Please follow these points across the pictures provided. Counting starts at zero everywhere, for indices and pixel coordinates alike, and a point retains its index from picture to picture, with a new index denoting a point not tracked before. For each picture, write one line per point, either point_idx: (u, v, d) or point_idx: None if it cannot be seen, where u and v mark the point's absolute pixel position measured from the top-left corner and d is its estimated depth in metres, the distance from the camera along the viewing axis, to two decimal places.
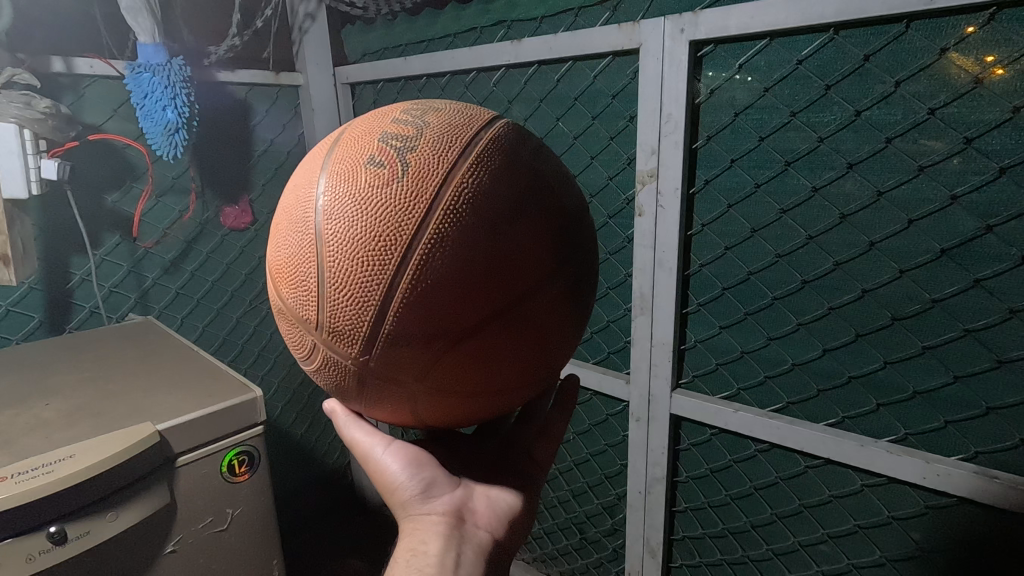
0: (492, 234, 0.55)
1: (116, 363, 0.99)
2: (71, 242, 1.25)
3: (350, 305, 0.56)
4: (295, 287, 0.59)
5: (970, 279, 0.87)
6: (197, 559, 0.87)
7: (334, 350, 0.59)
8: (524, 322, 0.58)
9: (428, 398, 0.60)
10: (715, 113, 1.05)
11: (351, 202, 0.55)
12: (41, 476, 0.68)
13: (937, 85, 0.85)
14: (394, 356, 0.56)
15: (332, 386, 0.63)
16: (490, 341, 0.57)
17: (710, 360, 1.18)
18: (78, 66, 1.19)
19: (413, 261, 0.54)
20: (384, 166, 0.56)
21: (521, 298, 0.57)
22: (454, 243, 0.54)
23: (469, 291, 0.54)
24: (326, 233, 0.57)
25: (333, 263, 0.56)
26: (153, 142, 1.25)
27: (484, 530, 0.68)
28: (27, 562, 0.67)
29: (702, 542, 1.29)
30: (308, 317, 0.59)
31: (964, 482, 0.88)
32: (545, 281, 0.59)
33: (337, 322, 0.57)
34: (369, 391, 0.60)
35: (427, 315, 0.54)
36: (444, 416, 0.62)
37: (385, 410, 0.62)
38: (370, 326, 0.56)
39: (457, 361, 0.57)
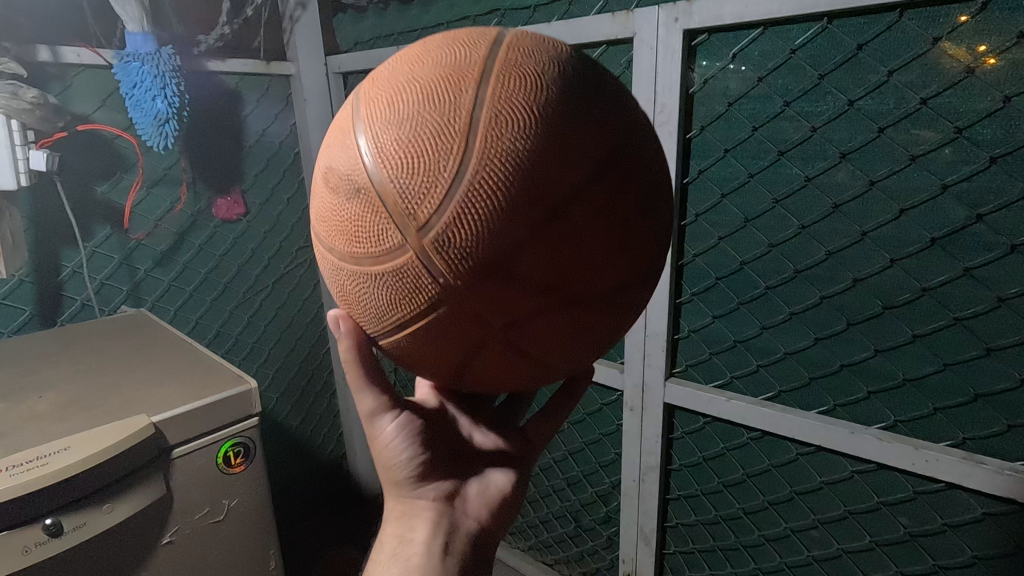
0: (640, 217, 0.55)
1: (109, 356, 0.99)
2: (61, 234, 1.24)
3: (483, 221, 0.50)
4: (412, 175, 0.51)
5: (960, 268, 0.88)
6: (193, 550, 0.87)
7: (430, 261, 0.52)
8: (613, 312, 0.58)
9: (501, 350, 0.56)
10: (708, 103, 1.05)
11: (527, 116, 0.51)
12: (36, 468, 0.68)
13: (929, 74, 0.85)
14: (498, 296, 0.52)
15: (395, 299, 0.55)
16: (586, 316, 0.56)
17: (703, 350, 1.19)
18: (65, 56, 1.17)
19: (578, 207, 0.51)
20: (571, 104, 0.53)
21: (628, 288, 0.58)
22: (612, 209, 0.53)
23: (603, 262, 0.53)
24: (485, 134, 0.50)
25: (482, 171, 0.50)
26: (143, 134, 1.23)
27: (471, 518, 0.68)
28: (24, 553, 0.67)
29: (696, 529, 1.31)
30: (416, 215, 0.51)
31: (953, 468, 0.89)
32: (644, 285, 0.61)
33: (458, 233, 0.50)
34: (444, 321, 0.54)
35: (562, 267, 0.52)
36: (498, 377, 0.60)
37: (442, 348, 0.57)
38: (493, 253, 0.50)
39: (552, 323, 0.55)
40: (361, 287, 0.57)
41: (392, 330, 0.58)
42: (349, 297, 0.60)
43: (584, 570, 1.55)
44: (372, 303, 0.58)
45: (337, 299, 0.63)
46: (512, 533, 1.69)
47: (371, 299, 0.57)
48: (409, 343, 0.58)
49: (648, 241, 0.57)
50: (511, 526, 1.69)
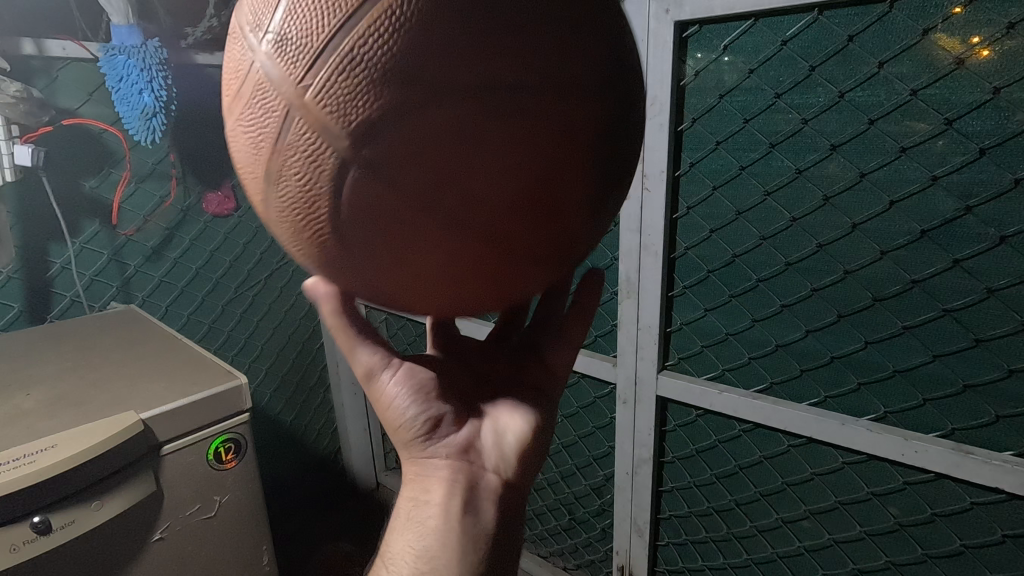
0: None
1: (99, 352, 0.98)
2: (48, 230, 1.23)
3: (321, 12, 0.45)
4: (299, 0, 0.47)
5: (949, 260, 0.89)
6: (185, 546, 0.87)
7: (313, 87, 0.45)
8: (516, 130, 0.45)
9: (364, 173, 0.45)
10: (699, 95, 1.05)
11: None
12: (24, 466, 0.67)
13: (919, 66, 0.85)
14: (339, 89, 0.44)
15: (255, 141, 0.50)
16: (510, 155, 0.45)
17: (695, 342, 1.19)
18: (50, 49, 1.14)
19: (477, 3, 0.43)
20: None
21: (528, 91, 0.45)
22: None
23: (469, 35, 0.43)
24: None
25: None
26: (130, 128, 1.23)
27: (489, 470, 0.62)
28: (12, 551, 0.67)
29: (688, 521, 1.32)
30: (295, 38, 0.46)
31: (940, 458, 0.90)
32: (564, 97, 0.46)
33: (294, 28, 0.46)
34: (333, 161, 0.46)
35: (408, 37, 0.43)
36: (377, 232, 0.47)
37: (304, 187, 0.48)
38: (331, 40, 0.45)
39: (462, 157, 0.44)
40: (233, 149, 0.52)
41: (264, 189, 0.51)
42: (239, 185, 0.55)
43: (578, 562, 1.55)
44: (246, 166, 0.52)
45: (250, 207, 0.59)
46: (531, 540, 1.65)
47: (244, 162, 0.52)
48: (281, 199, 0.50)
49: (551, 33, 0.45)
50: (531, 533, 1.65)
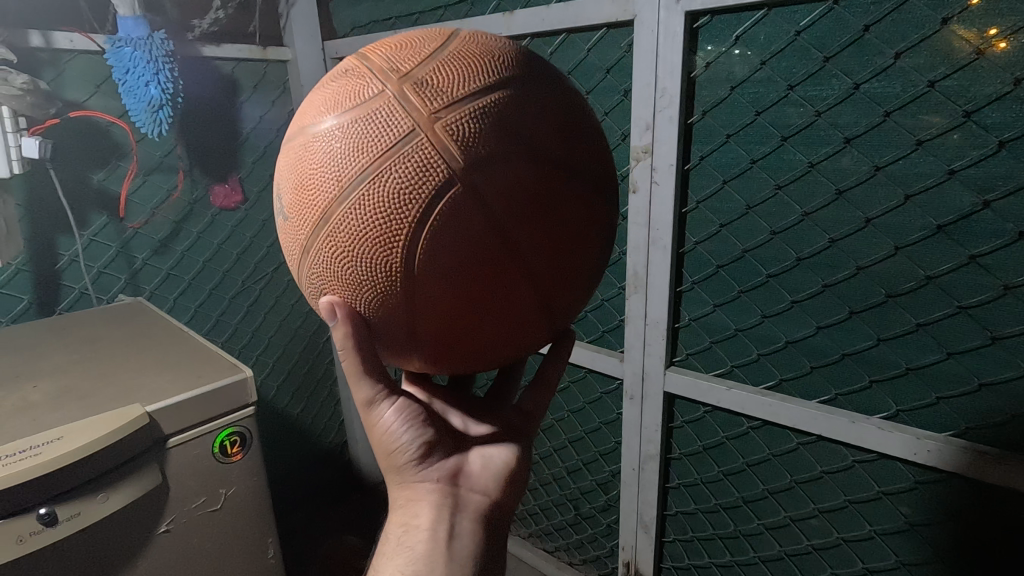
0: (600, 134, 0.63)
1: (105, 345, 0.98)
2: (57, 222, 1.23)
3: (462, 70, 0.55)
4: (436, 74, 0.55)
5: (965, 256, 0.87)
6: (192, 539, 0.87)
7: (453, 145, 0.52)
8: (591, 212, 0.60)
9: (465, 201, 0.52)
10: (710, 87, 1.03)
11: (528, 56, 0.60)
12: (28, 459, 0.67)
13: (937, 56, 0.83)
14: (470, 129, 0.53)
15: (357, 145, 0.54)
16: (587, 228, 0.59)
17: (703, 338, 1.18)
18: (57, 41, 1.15)
19: (574, 120, 0.59)
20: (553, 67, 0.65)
21: (590, 189, 0.60)
22: (575, 106, 0.61)
23: (568, 136, 0.58)
24: (498, 57, 0.58)
25: (465, 46, 0.58)
26: (137, 121, 1.22)
27: (478, 492, 0.67)
28: (18, 543, 0.68)
29: (695, 518, 1.31)
30: (436, 103, 0.53)
31: (954, 457, 0.88)
32: (604, 206, 0.62)
33: (436, 75, 0.55)
34: (464, 208, 0.52)
35: (533, 121, 0.55)
36: (456, 255, 0.53)
37: (397, 196, 0.52)
38: (470, 92, 0.54)
39: (565, 223, 0.57)
40: (327, 143, 0.55)
41: (350, 188, 0.54)
42: (303, 176, 0.57)
43: (584, 557, 1.55)
44: (329, 163, 0.55)
45: (288, 199, 0.59)
46: (540, 534, 1.64)
47: (329, 158, 0.55)
48: (364, 200, 0.53)
49: (605, 154, 0.63)
50: (539, 527, 1.64)
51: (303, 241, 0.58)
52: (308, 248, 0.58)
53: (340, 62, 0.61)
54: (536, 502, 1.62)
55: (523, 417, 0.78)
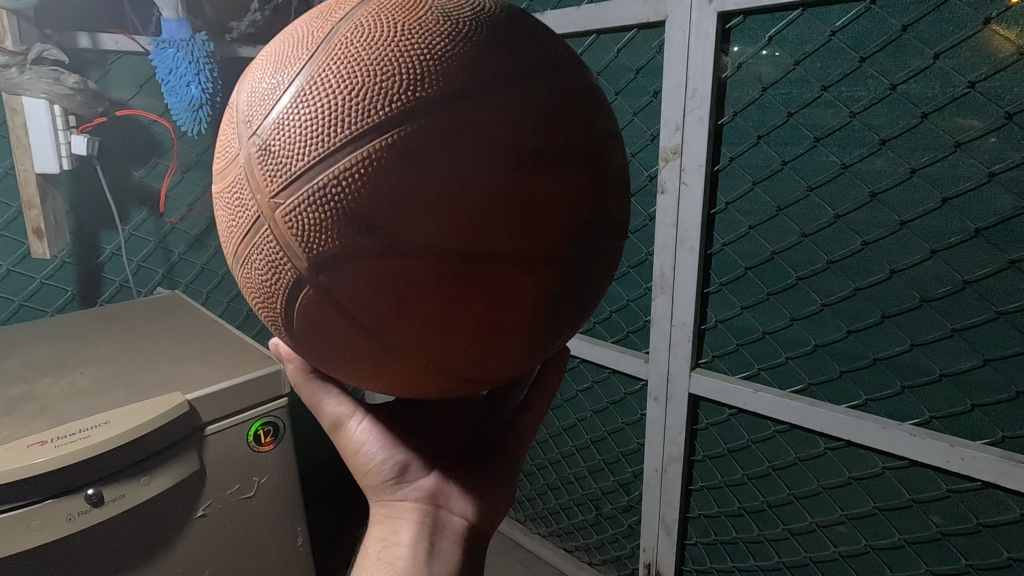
0: (512, 169, 0.46)
1: (147, 335, 1.02)
2: (101, 217, 1.28)
3: (304, 135, 0.47)
4: (280, 144, 0.48)
5: (1005, 260, 0.85)
6: (225, 523, 0.89)
7: (293, 238, 0.48)
8: (480, 292, 0.48)
9: (316, 297, 0.49)
10: (741, 88, 1.02)
11: (401, 78, 0.45)
12: (79, 440, 0.71)
13: (977, 56, 0.81)
14: (306, 220, 0.47)
15: (230, 223, 0.53)
16: (475, 312, 0.48)
17: (730, 340, 1.17)
18: (104, 42, 1.19)
19: (444, 177, 0.44)
20: (458, 64, 0.46)
21: (476, 259, 0.46)
22: (461, 143, 0.45)
23: (436, 202, 0.44)
24: (353, 101, 0.46)
25: (320, 82, 0.47)
26: (178, 119, 1.27)
27: (458, 513, 0.65)
28: (67, 521, 0.71)
29: (718, 521, 1.30)
30: (274, 189, 0.48)
31: (989, 466, 0.86)
32: (514, 271, 0.48)
33: (279, 140, 0.48)
34: (314, 305, 0.50)
35: (377, 202, 0.45)
36: (324, 342, 0.52)
37: (263, 283, 0.52)
38: (307, 169, 0.46)
39: (429, 316, 0.48)
40: (214, 210, 0.56)
41: (234, 263, 0.56)
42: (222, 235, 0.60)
43: (604, 558, 1.55)
44: (221, 232, 0.56)
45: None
46: (559, 535, 1.65)
47: (220, 227, 0.56)
48: (246, 278, 0.55)
49: (518, 202, 0.47)
50: (558, 527, 1.65)
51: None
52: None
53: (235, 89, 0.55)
54: (556, 501, 1.63)
55: (514, 436, 0.76)
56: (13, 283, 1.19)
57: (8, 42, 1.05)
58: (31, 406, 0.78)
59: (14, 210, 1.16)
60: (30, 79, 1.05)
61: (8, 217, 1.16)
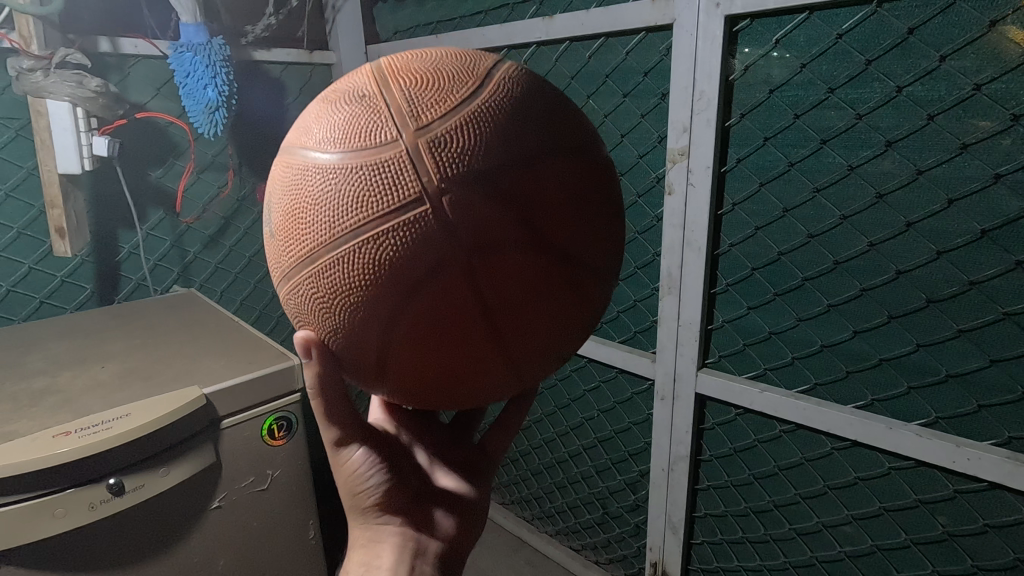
0: (612, 218, 0.59)
1: (163, 331, 1.05)
2: (119, 216, 1.31)
3: (488, 142, 0.51)
4: (459, 142, 0.51)
5: (1012, 261, 0.85)
6: (240, 516, 0.92)
7: (458, 226, 0.49)
8: (572, 319, 0.57)
9: (458, 284, 0.50)
10: (748, 90, 1.03)
11: (564, 135, 0.55)
12: (101, 432, 0.74)
13: (984, 59, 0.82)
14: (479, 212, 0.49)
15: (359, 198, 0.51)
16: (564, 335, 0.57)
17: (737, 340, 1.18)
18: (123, 47, 1.23)
19: (587, 221, 0.55)
20: (592, 143, 0.59)
21: (583, 294, 0.56)
22: (593, 187, 0.56)
23: (580, 238, 0.54)
24: (532, 133, 0.53)
25: (500, 110, 0.53)
26: (195, 122, 1.28)
27: (439, 538, 0.68)
28: (90, 509, 0.74)
29: (724, 521, 1.31)
30: (452, 176, 0.49)
31: (995, 466, 0.87)
32: (598, 296, 0.59)
33: (457, 136, 0.51)
34: (453, 292, 0.50)
35: (545, 221, 0.52)
36: (433, 332, 0.52)
37: (389, 259, 0.50)
38: (492, 171, 0.50)
39: (544, 329, 0.55)
40: (327, 180, 0.52)
41: (342, 239, 0.51)
42: (297, 208, 0.54)
43: (611, 556, 1.56)
44: (326, 205, 0.52)
45: (275, 221, 0.57)
46: (566, 534, 1.66)
47: (327, 199, 0.52)
48: (355, 254, 0.51)
49: (609, 259, 0.59)
50: (565, 526, 1.66)
51: (286, 269, 0.57)
52: (291, 275, 0.57)
53: (359, 82, 0.56)
54: (564, 501, 1.64)
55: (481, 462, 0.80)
56: (34, 280, 1.23)
57: (34, 47, 1.08)
58: (55, 398, 0.81)
59: (36, 210, 1.19)
60: (54, 83, 1.08)
61: (30, 216, 1.19)
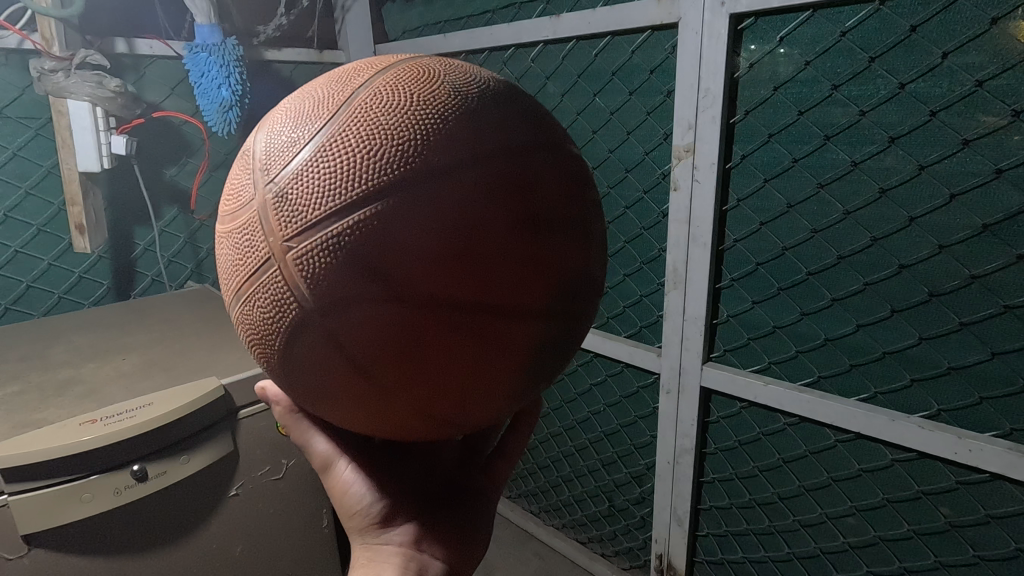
0: (517, 229, 0.50)
1: (180, 325, 1.07)
2: (135, 214, 1.34)
3: (322, 189, 0.49)
4: (297, 196, 0.50)
5: (1012, 254, 0.87)
6: (256, 503, 0.94)
7: (302, 284, 0.50)
8: (478, 351, 0.51)
9: (316, 338, 0.51)
10: (753, 88, 1.05)
11: (421, 149, 0.48)
12: (126, 420, 0.77)
13: (985, 56, 0.83)
14: (317, 267, 0.49)
15: (237, 262, 0.54)
16: (471, 370, 0.52)
17: (741, 335, 1.19)
18: (139, 48, 1.25)
19: (458, 245, 0.48)
20: (475, 143, 0.50)
21: (477, 325, 0.50)
22: (468, 203, 0.48)
23: (446, 269, 0.47)
24: (372, 166, 0.48)
25: (343, 146, 0.50)
26: (209, 120, 1.31)
27: (440, 558, 0.65)
28: (115, 494, 0.76)
29: (729, 513, 1.32)
30: (290, 235, 0.50)
31: (996, 457, 0.88)
32: (505, 321, 0.51)
33: (295, 189, 0.50)
34: (317, 348, 0.51)
35: (392, 260, 0.47)
36: (322, 384, 0.53)
37: (263, 319, 0.53)
38: (326, 221, 0.48)
39: (427, 370, 0.50)
40: (221, 246, 0.57)
41: (234, 301, 0.56)
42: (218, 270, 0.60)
43: (617, 549, 1.58)
44: (223, 270, 0.57)
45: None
46: (573, 527, 1.67)
47: (222, 266, 0.57)
48: (245, 315, 0.56)
49: (516, 277, 0.50)
50: (572, 519, 1.68)
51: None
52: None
53: (246, 139, 0.57)
54: (571, 494, 1.66)
55: (488, 482, 0.77)
56: (53, 276, 1.25)
57: (55, 49, 1.11)
58: (79, 388, 0.84)
59: (55, 207, 1.22)
60: (74, 83, 1.11)
61: (50, 213, 1.22)
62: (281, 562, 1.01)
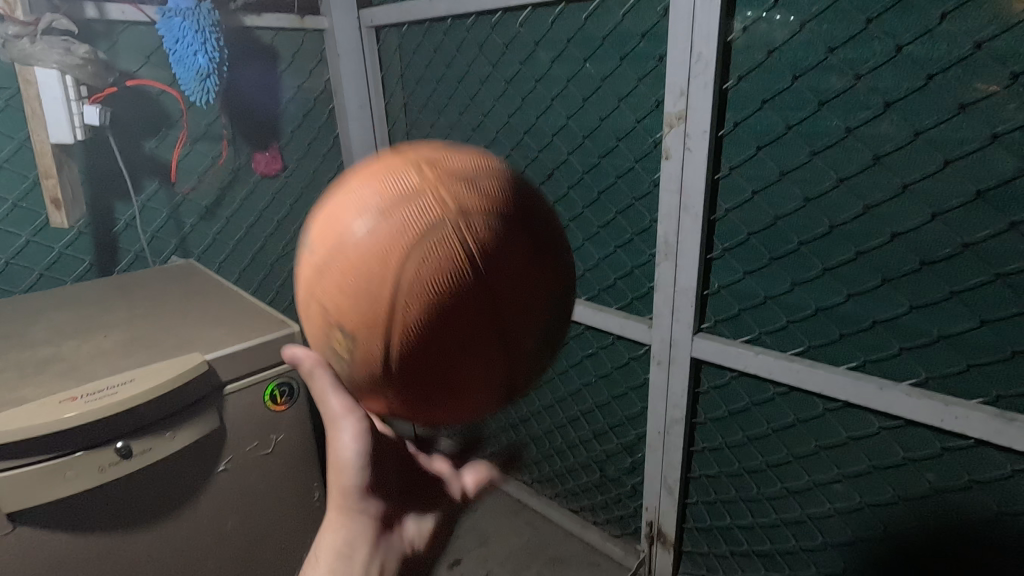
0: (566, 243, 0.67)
1: (162, 302, 1.05)
2: (115, 188, 1.31)
3: (480, 172, 0.64)
4: (457, 172, 0.62)
5: (1005, 222, 0.86)
6: (246, 477, 0.94)
7: (454, 222, 0.58)
8: (547, 311, 0.62)
9: (451, 267, 0.56)
10: (748, 52, 1.01)
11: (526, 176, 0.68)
12: (107, 396, 0.75)
13: (985, 16, 0.81)
14: (477, 214, 0.59)
15: (376, 206, 0.59)
16: (540, 327, 0.61)
17: (733, 305, 1.18)
18: (110, 12, 1.20)
19: (549, 224, 0.64)
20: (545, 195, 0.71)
21: (553, 285, 0.62)
22: (551, 215, 0.66)
23: (546, 236, 0.63)
24: (507, 170, 0.66)
25: (484, 160, 0.67)
26: (185, 88, 1.27)
27: (407, 545, 0.70)
28: (100, 471, 0.76)
29: (718, 481, 1.34)
30: (454, 190, 0.60)
31: (982, 424, 0.89)
32: (569, 268, 0.64)
33: (460, 167, 0.64)
34: (450, 272, 0.56)
35: (520, 216, 0.61)
36: (440, 314, 0.56)
37: (399, 251, 0.57)
38: (485, 186, 0.62)
39: (528, 313, 0.59)
40: (351, 199, 0.61)
41: (355, 239, 0.58)
42: (325, 223, 0.62)
43: (608, 517, 1.61)
44: (348, 215, 0.60)
45: (307, 242, 0.64)
46: (565, 496, 1.70)
47: (350, 211, 0.60)
48: (367, 248, 0.58)
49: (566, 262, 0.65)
50: (564, 489, 1.70)
51: (309, 277, 0.62)
52: (309, 284, 0.62)
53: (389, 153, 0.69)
54: (563, 464, 1.68)
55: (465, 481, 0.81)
56: (31, 253, 1.23)
57: (18, 13, 1.06)
58: (59, 365, 0.82)
59: (30, 181, 1.19)
60: (41, 50, 1.06)
61: (25, 187, 1.19)
62: (274, 535, 1.02)
